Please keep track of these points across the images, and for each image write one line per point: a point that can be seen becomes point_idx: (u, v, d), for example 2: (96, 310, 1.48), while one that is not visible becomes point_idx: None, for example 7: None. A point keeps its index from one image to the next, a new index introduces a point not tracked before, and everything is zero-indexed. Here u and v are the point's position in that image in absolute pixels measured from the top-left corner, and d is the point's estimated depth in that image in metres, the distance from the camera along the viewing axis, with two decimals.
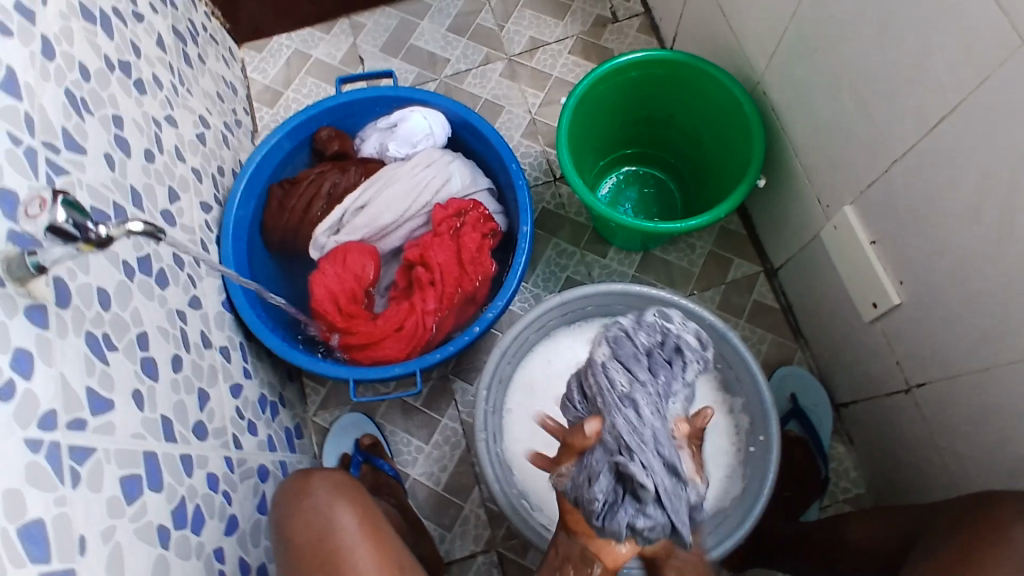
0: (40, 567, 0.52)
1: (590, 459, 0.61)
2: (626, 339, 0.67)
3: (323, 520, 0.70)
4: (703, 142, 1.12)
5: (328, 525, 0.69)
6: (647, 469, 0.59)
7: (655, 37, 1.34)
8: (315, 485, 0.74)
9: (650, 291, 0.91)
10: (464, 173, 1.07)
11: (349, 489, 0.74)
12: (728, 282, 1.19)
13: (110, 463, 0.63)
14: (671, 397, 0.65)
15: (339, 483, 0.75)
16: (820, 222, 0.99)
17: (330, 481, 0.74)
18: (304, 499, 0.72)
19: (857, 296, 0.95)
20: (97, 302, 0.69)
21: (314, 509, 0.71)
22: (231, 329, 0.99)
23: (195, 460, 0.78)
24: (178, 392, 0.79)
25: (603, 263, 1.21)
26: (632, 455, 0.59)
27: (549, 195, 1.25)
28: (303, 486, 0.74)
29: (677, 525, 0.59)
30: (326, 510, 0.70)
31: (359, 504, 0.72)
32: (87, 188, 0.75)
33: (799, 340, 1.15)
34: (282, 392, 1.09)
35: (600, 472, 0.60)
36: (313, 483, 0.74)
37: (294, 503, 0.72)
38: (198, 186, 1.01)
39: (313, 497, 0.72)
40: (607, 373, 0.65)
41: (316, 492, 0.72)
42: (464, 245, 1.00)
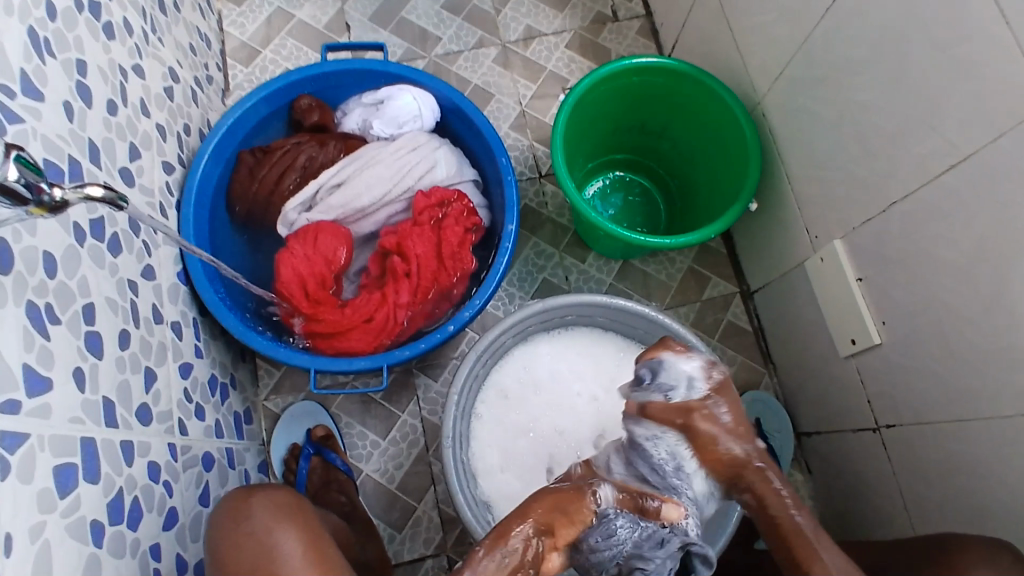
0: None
1: (654, 531, 0.57)
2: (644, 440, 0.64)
3: (258, 547, 0.64)
4: (696, 157, 1.10)
5: (266, 552, 0.64)
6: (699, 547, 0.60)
7: (654, 42, 1.31)
8: (255, 502, 0.68)
9: (633, 305, 0.88)
10: (450, 161, 1.02)
11: (290, 511, 0.68)
12: (704, 299, 1.18)
13: (44, 451, 0.56)
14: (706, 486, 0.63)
15: (281, 501, 0.69)
16: (806, 252, 0.98)
17: (268, 499, 0.69)
18: (241, 524, 0.66)
19: (835, 331, 0.95)
20: (42, 269, 0.62)
21: (252, 533, 0.65)
22: (185, 303, 0.91)
23: (137, 447, 0.71)
24: (123, 371, 0.72)
25: (582, 268, 1.18)
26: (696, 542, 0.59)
27: (533, 192, 1.21)
28: (240, 507, 0.67)
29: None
30: (262, 536, 0.65)
31: (302, 526, 0.67)
32: (42, 139, 0.68)
33: (767, 365, 1.15)
34: (234, 373, 1.02)
35: (662, 544, 0.57)
36: (252, 503, 0.68)
37: (231, 529, 0.66)
38: (162, 145, 0.93)
39: (251, 521, 0.66)
40: (642, 459, 0.63)
41: (256, 513, 0.67)
42: (445, 238, 0.96)
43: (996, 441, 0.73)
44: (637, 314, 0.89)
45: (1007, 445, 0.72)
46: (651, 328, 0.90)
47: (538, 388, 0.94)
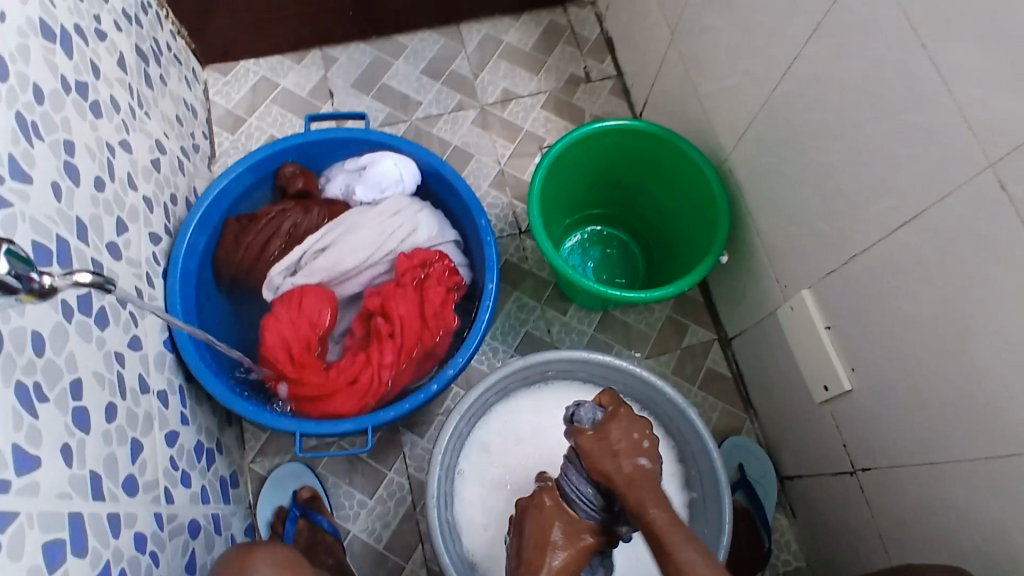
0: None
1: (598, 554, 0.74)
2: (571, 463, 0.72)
3: None
4: (669, 212, 1.14)
5: None
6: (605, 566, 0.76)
7: (626, 100, 1.36)
8: (259, 558, 0.71)
9: (610, 360, 0.91)
10: (432, 223, 1.06)
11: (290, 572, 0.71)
12: (683, 347, 1.20)
13: (33, 528, 0.57)
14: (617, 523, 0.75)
15: (285, 561, 0.72)
16: (777, 300, 1.02)
17: (274, 556, 0.72)
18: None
19: (809, 377, 0.98)
20: (31, 347, 0.64)
21: None
22: (171, 370, 0.92)
23: (124, 519, 0.71)
24: (110, 443, 0.73)
25: (563, 320, 1.21)
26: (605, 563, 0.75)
27: (513, 248, 1.25)
28: (244, 562, 0.70)
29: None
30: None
31: None
32: (31, 221, 0.70)
33: (748, 411, 1.17)
34: (220, 438, 1.03)
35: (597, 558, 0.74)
36: (256, 560, 0.71)
37: None
38: (149, 217, 0.96)
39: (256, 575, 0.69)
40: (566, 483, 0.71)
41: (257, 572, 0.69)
42: (428, 298, 0.98)
43: (968, 485, 0.75)
44: (616, 368, 0.92)
45: (978, 488, 0.74)
46: (629, 380, 0.93)
47: (521, 444, 0.95)
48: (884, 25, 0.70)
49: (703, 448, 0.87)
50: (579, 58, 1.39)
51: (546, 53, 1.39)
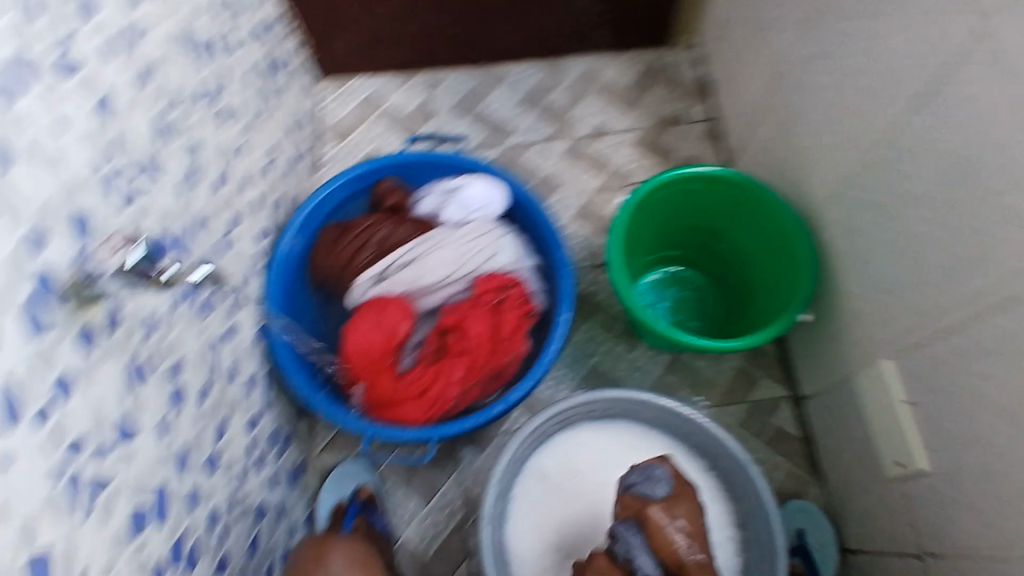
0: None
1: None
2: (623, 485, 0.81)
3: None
4: (752, 263, 1.13)
5: None
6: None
7: (717, 144, 1.36)
8: (335, 549, 0.87)
9: (678, 406, 0.92)
10: (513, 249, 1.10)
11: (358, 561, 0.86)
12: (752, 400, 1.18)
13: (125, 493, 0.64)
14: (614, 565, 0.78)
15: (354, 558, 0.87)
16: (857, 366, 0.99)
17: (345, 554, 0.86)
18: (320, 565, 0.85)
19: (881, 450, 0.95)
20: (143, 329, 0.71)
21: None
22: (259, 360, 0.99)
23: (202, 494, 0.78)
24: (199, 423, 0.80)
25: (631, 357, 1.21)
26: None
27: (589, 279, 1.26)
28: (322, 551, 0.86)
29: None
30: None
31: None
32: (155, 214, 0.78)
33: (814, 475, 1.14)
34: (293, 429, 1.09)
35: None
36: (332, 549, 0.87)
37: (311, 567, 0.84)
38: (255, 217, 1.04)
39: (330, 564, 0.85)
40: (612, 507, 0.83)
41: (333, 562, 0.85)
42: (503, 321, 1.01)
43: None
44: (681, 416, 0.93)
45: None
46: (694, 429, 0.93)
47: (579, 477, 0.96)
48: (994, 104, 0.68)
49: (765, 512, 0.86)
50: (674, 99, 1.40)
51: (642, 92, 1.41)
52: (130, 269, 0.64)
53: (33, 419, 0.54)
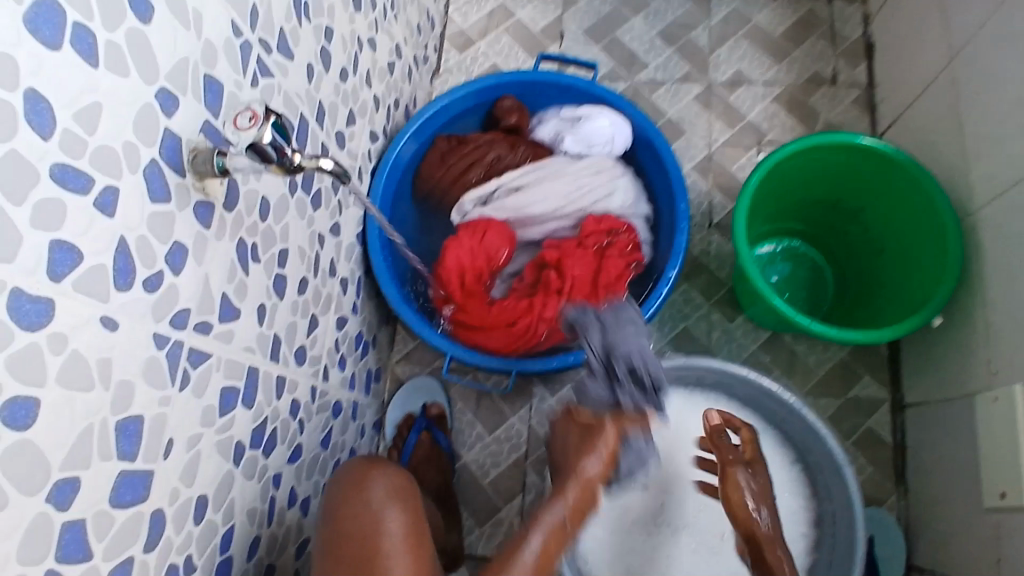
0: (123, 463, 0.53)
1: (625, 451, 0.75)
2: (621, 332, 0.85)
3: (366, 523, 0.63)
4: (885, 251, 1.03)
5: (374, 528, 0.62)
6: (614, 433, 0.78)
7: (868, 115, 1.23)
8: (375, 477, 0.67)
9: (777, 388, 0.86)
10: (629, 193, 1.04)
11: (407, 493, 0.67)
12: (848, 397, 1.10)
13: (218, 372, 0.65)
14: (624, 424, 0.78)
15: (398, 486, 0.67)
16: (978, 384, 0.89)
17: (389, 479, 0.67)
18: (359, 490, 0.65)
19: (984, 477, 0.86)
20: (257, 211, 0.70)
21: (359, 512, 0.64)
22: (356, 262, 0.99)
23: (287, 384, 0.79)
24: (294, 314, 0.80)
25: (726, 328, 1.15)
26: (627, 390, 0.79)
27: (698, 238, 1.19)
28: (361, 475, 0.67)
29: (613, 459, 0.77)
30: (374, 511, 0.63)
31: (414, 516, 0.65)
32: (283, 96, 0.75)
33: (898, 486, 1.05)
34: (377, 335, 1.09)
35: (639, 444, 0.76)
36: (374, 475, 0.67)
37: (348, 490, 0.65)
38: (373, 116, 1.01)
39: (369, 490, 0.65)
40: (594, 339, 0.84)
41: (374, 488, 0.65)
42: (605, 267, 0.96)
43: None
44: (780, 400, 0.87)
45: None
46: (789, 415, 0.88)
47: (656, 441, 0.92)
48: None
49: (846, 517, 0.81)
50: (831, 57, 1.26)
51: (795, 44, 1.28)
52: (263, 149, 0.55)
53: (142, 284, 0.54)
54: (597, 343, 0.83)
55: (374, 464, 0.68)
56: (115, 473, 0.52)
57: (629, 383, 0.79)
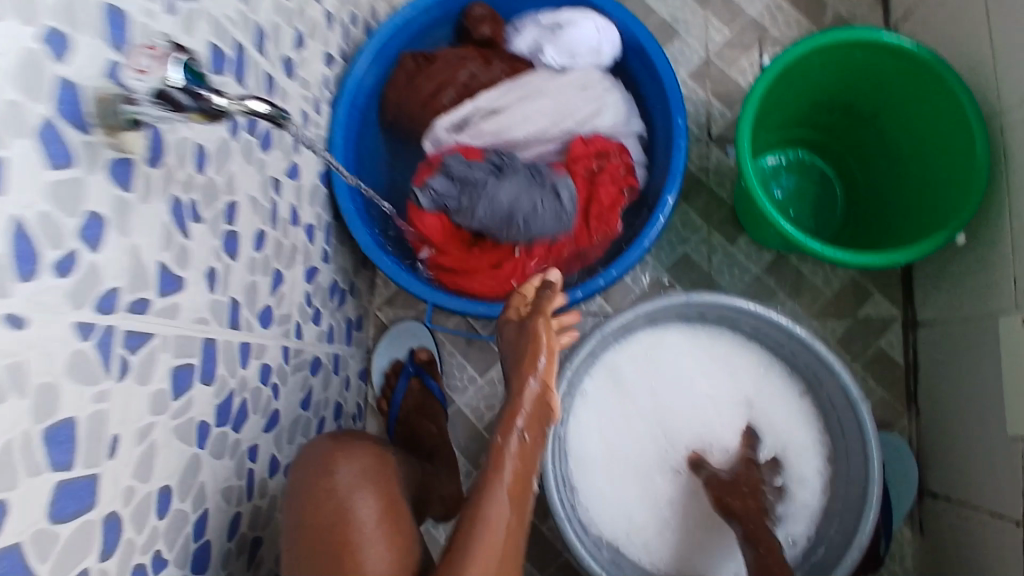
0: (58, 473, 0.46)
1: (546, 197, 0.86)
2: (438, 190, 0.88)
3: (336, 511, 0.60)
4: (903, 159, 0.94)
5: (345, 516, 0.60)
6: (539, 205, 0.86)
7: (882, 4, 1.10)
8: (343, 461, 0.64)
9: (785, 322, 0.79)
10: (619, 110, 0.94)
11: (376, 473, 0.65)
12: (858, 317, 1.05)
13: (166, 351, 0.58)
14: (536, 179, 0.87)
15: (367, 468, 0.65)
16: (1006, 304, 0.83)
17: (357, 463, 0.65)
18: (327, 475, 0.63)
19: (1010, 403, 0.81)
20: (193, 163, 0.60)
21: (330, 496, 0.61)
22: (323, 205, 0.90)
23: (254, 350, 0.73)
24: (254, 273, 0.72)
25: (728, 250, 1.07)
26: (495, 166, 0.89)
27: (697, 153, 1.09)
28: (329, 459, 0.64)
29: (562, 205, 0.87)
30: (344, 495, 0.61)
31: (386, 498, 0.63)
32: (211, 20, 0.63)
33: (909, 407, 1.02)
34: (355, 280, 1.02)
35: (552, 179, 0.87)
36: (340, 459, 0.64)
37: (315, 476, 0.63)
38: (326, 35, 0.88)
39: (339, 475, 0.63)
40: (451, 185, 0.87)
41: (341, 471, 0.63)
42: (597, 196, 0.90)
43: None
44: (789, 335, 0.80)
45: None
46: (799, 350, 0.82)
47: (656, 380, 0.88)
48: None
49: (862, 452, 0.78)
50: None
51: None
52: (171, 94, 0.46)
53: (52, 268, 0.45)
54: (481, 180, 0.86)
55: (341, 445, 0.67)
56: (50, 486, 0.46)
57: (514, 165, 0.88)
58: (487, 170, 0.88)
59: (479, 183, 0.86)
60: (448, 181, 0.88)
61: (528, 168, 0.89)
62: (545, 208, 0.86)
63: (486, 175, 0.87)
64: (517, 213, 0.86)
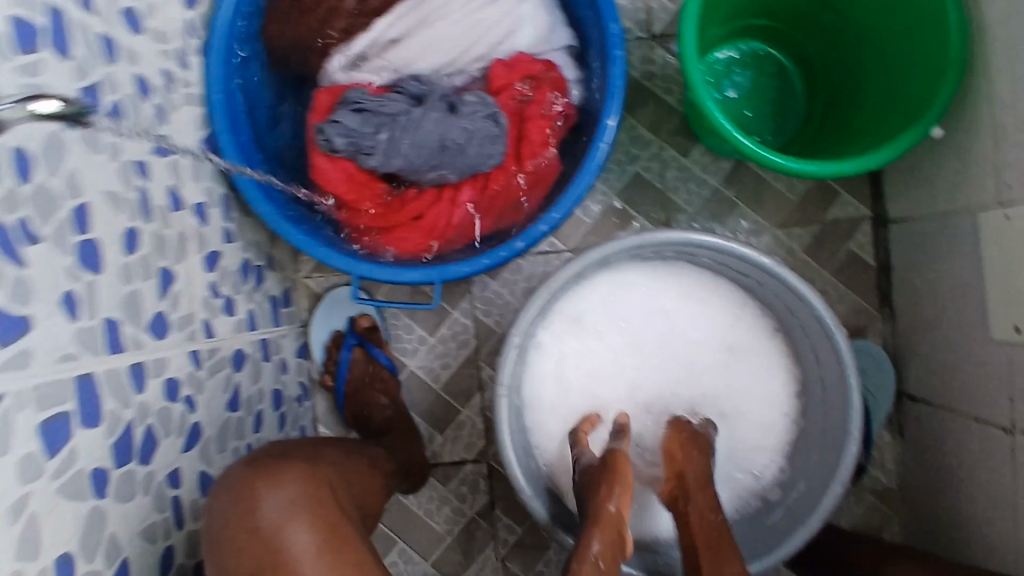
0: None
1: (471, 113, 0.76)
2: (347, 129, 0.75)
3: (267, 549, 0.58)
4: (867, 43, 0.84)
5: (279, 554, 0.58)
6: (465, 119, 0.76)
7: None
8: (269, 491, 0.60)
9: (747, 252, 0.71)
10: (540, 21, 0.81)
11: (308, 497, 0.62)
12: (825, 221, 0.97)
13: (25, 409, 0.48)
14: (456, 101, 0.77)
15: (297, 492, 0.62)
16: (984, 200, 0.76)
17: (285, 489, 0.61)
18: (253, 509, 0.59)
19: (991, 307, 0.76)
20: (10, 172, 0.48)
21: (259, 533, 0.58)
22: (212, 177, 0.77)
23: (151, 369, 0.63)
24: (131, 280, 0.61)
25: (682, 164, 0.97)
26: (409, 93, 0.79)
27: (639, 57, 0.97)
28: (251, 489, 0.60)
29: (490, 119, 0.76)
30: (273, 531, 0.59)
31: (320, 522, 0.61)
32: None
33: (883, 309, 0.97)
34: (271, 252, 0.91)
35: (474, 96, 0.78)
36: (265, 487, 0.61)
37: (240, 510, 0.59)
38: None
39: (266, 508, 0.59)
40: (361, 116, 0.76)
41: (267, 502, 0.60)
42: (527, 133, 0.79)
43: None
44: (753, 265, 0.73)
45: None
46: (766, 280, 0.75)
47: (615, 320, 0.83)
48: None
49: (840, 383, 0.73)
50: None
51: None
52: None
53: None
54: (400, 111, 0.76)
55: (263, 472, 0.62)
56: None
57: (436, 95, 0.78)
58: (401, 97, 0.78)
59: (394, 108, 0.76)
60: (356, 114, 0.76)
61: (444, 92, 0.79)
62: (477, 134, 0.76)
63: (399, 102, 0.77)
64: (447, 141, 0.75)
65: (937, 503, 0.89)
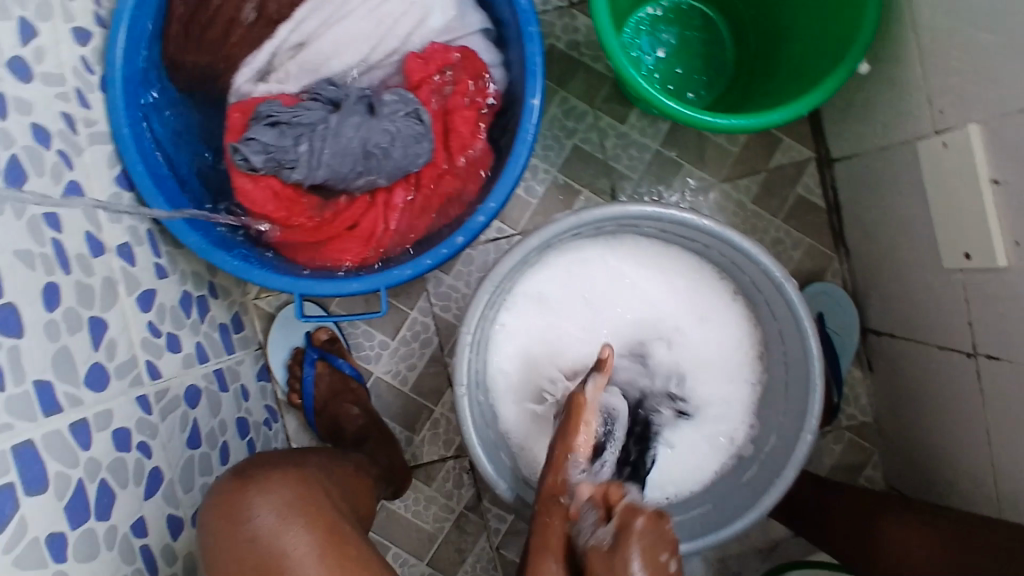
0: None
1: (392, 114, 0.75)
2: (265, 146, 0.73)
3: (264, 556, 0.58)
4: None
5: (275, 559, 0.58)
6: (386, 121, 0.74)
7: None
8: (256, 500, 0.60)
9: (687, 217, 0.70)
10: (448, 6, 0.79)
11: (299, 499, 0.62)
12: (771, 168, 0.96)
13: None
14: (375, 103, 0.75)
15: (287, 497, 0.61)
16: (922, 129, 0.75)
17: (273, 496, 0.61)
18: (242, 522, 0.59)
19: (940, 235, 0.76)
20: None
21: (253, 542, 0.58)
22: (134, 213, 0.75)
23: (98, 423, 0.61)
24: (60, 337, 0.59)
25: (620, 130, 0.95)
26: (325, 100, 0.76)
27: (561, 27, 0.94)
28: (238, 502, 0.60)
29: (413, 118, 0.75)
30: (268, 538, 0.58)
31: (314, 523, 0.61)
32: None
33: (838, 248, 0.97)
34: (214, 279, 0.89)
35: (393, 95, 0.76)
36: (252, 497, 0.60)
37: (229, 524, 0.59)
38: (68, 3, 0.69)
39: (256, 518, 0.59)
40: (277, 130, 0.73)
41: (258, 510, 0.59)
42: (453, 125, 0.78)
43: None
44: (695, 228, 0.72)
45: None
46: (712, 241, 0.74)
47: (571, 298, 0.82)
48: None
49: (797, 334, 0.72)
50: None
51: None
52: None
53: None
54: (318, 120, 0.74)
55: (251, 480, 0.61)
56: None
57: (353, 98, 0.76)
58: (316, 104, 0.76)
59: (310, 117, 0.74)
60: (272, 128, 0.73)
61: (361, 93, 0.77)
62: (400, 135, 0.74)
63: (316, 110, 0.75)
64: (371, 146, 0.74)
65: (912, 433, 0.90)
